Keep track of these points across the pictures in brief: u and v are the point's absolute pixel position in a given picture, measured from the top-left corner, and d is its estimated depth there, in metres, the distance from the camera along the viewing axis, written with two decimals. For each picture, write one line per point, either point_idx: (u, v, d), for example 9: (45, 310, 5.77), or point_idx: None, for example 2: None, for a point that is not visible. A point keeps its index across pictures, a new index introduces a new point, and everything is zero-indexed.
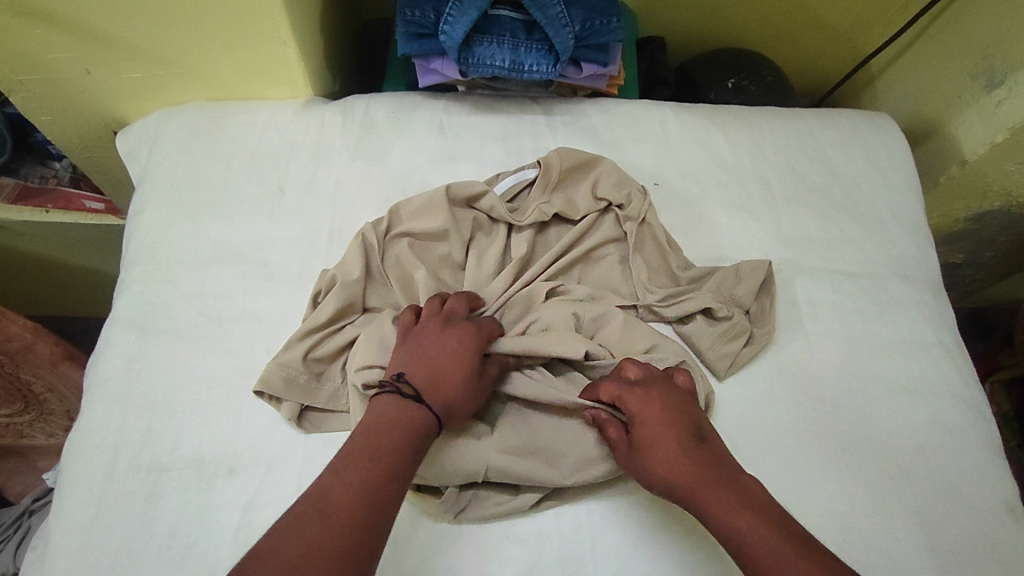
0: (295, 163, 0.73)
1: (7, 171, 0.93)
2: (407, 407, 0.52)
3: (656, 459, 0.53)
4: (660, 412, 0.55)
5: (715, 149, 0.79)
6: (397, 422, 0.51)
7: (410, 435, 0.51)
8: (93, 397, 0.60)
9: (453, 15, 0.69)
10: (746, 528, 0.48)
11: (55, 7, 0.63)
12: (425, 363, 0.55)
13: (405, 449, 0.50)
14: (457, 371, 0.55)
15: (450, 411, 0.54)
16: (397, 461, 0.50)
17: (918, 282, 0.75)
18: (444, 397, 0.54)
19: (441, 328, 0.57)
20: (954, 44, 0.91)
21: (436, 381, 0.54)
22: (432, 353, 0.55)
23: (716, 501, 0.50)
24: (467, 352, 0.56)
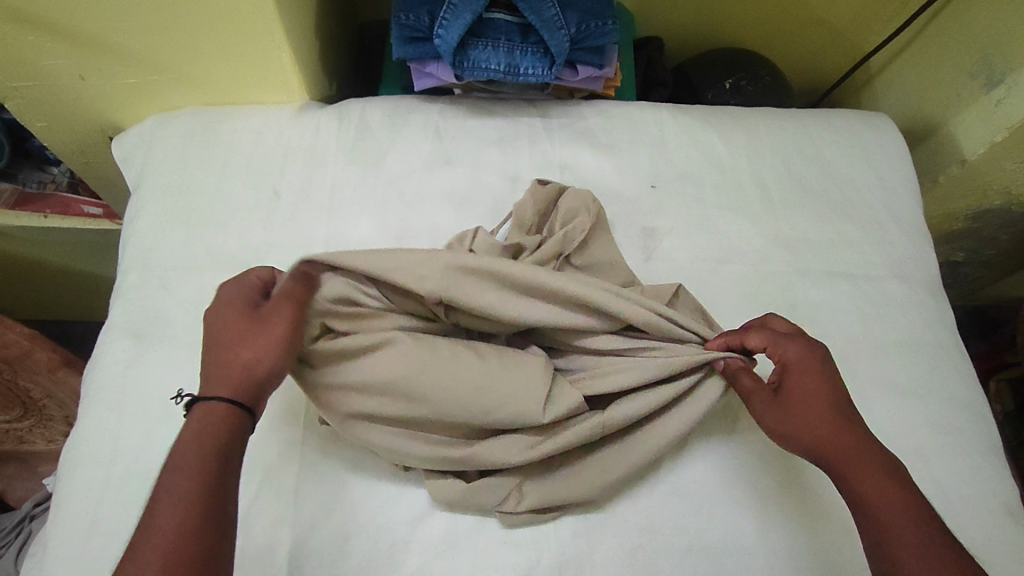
0: (291, 168, 0.73)
1: (4, 177, 0.93)
2: (205, 405, 0.48)
3: (801, 410, 0.54)
4: (806, 372, 0.56)
5: (712, 151, 0.79)
6: (200, 424, 0.47)
7: (216, 423, 0.47)
8: (89, 405, 0.60)
9: (448, 18, 0.69)
10: (883, 492, 0.50)
11: (48, 14, 0.63)
12: (224, 352, 0.51)
13: (213, 441, 0.47)
14: (245, 348, 0.51)
15: (261, 390, 0.50)
16: (209, 457, 0.46)
17: (917, 282, 0.75)
18: (240, 376, 0.50)
19: (227, 303, 0.54)
20: (952, 43, 0.90)
21: (235, 364, 0.50)
22: (235, 337, 0.51)
23: (856, 464, 0.51)
24: (262, 317, 0.52)
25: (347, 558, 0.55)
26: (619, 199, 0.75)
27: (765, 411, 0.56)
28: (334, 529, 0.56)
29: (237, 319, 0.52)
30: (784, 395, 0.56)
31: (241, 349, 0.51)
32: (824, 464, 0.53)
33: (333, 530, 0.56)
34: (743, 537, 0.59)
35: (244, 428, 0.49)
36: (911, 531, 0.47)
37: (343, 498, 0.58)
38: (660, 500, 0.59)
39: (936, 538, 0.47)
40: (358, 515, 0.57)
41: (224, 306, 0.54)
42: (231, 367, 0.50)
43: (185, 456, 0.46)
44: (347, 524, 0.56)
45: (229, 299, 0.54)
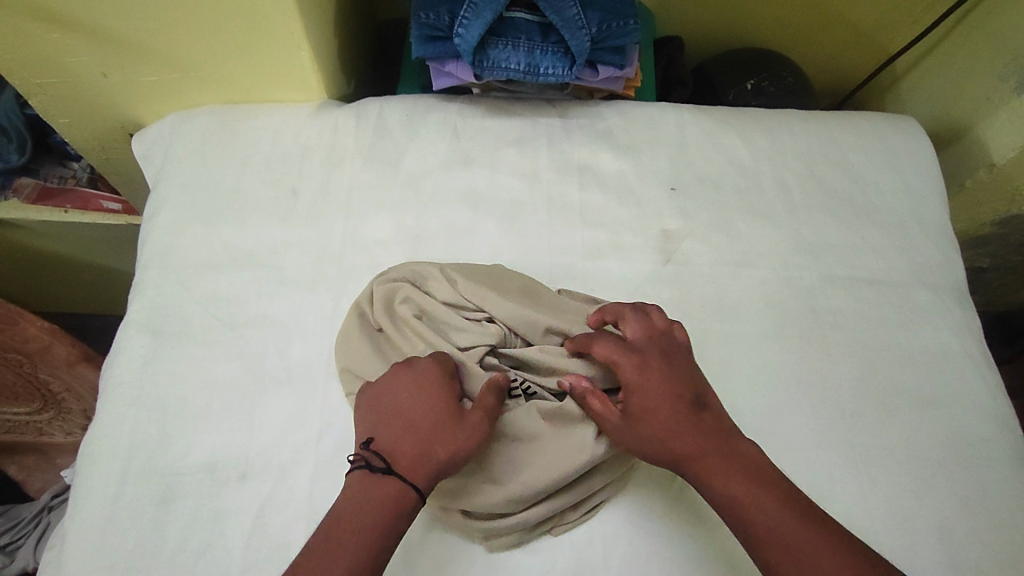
0: (308, 166, 0.73)
1: (27, 172, 0.94)
2: (385, 483, 0.50)
3: (648, 422, 0.52)
4: (655, 386, 0.53)
5: (733, 153, 0.78)
6: (370, 495, 0.49)
7: (382, 516, 0.48)
8: (108, 400, 0.61)
9: (468, 17, 0.68)
10: (743, 497, 0.49)
11: (72, 11, 0.63)
12: (409, 437, 0.52)
13: (377, 528, 0.48)
14: (430, 432, 0.52)
15: (439, 476, 0.51)
16: (374, 526, 0.48)
17: (943, 290, 0.73)
18: (426, 466, 0.50)
19: (420, 387, 0.54)
20: (982, 45, 0.88)
21: (427, 456, 0.51)
22: (417, 423, 0.52)
23: (718, 468, 0.50)
24: (425, 392, 0.54)
25: None
26: (638, 201, 0.74)
27: (615, 429, 0.53)
28: None
29: (438, 416, 0.52)
30: (633, 410, 0.53)
31: (436, 445, 0.51)
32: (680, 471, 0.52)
33: None
34: None
35: (411, 514, 0.49)
36: (776, 531, 0.48)
37: None
38: (678, 506, 0.58)
39: (805, 533, 0.47)
40: None
41: (412, 381, 0.54)
42: (432, 465, 0.51)
43: (343, 534, 0.47)
44: None
45: (423, 378, 0.54)
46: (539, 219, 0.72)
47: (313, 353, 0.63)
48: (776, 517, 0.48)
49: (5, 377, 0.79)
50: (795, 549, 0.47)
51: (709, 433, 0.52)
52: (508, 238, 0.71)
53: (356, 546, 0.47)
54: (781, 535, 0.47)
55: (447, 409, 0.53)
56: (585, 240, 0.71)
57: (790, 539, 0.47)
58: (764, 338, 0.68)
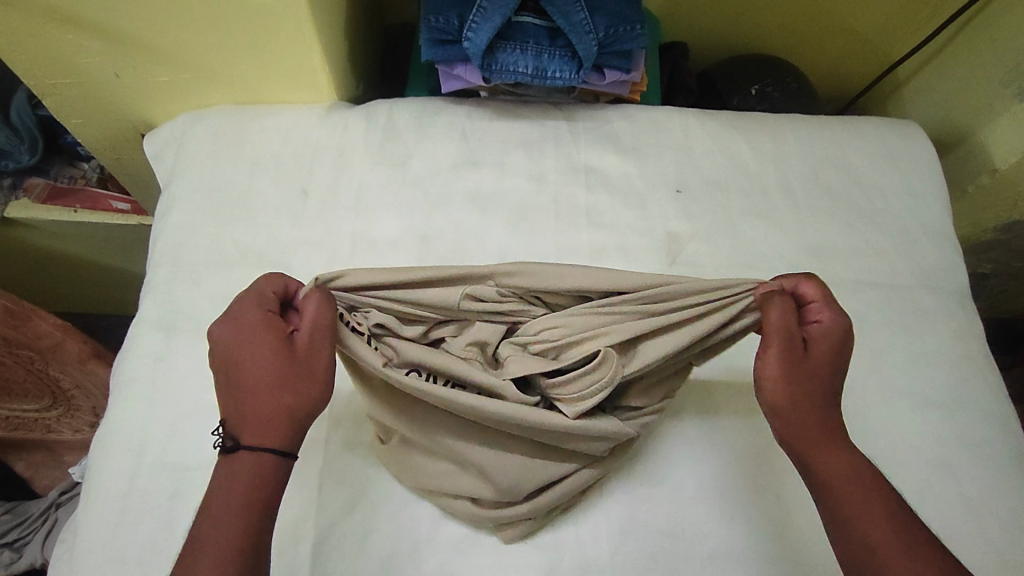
0: (318, 167, 0.74)
1: (37, 171, 0.96)
2: (238, 458, 0.46)
3: (817, 367, 0.51)
4: (825, 349, 0.52)
5: (738, 156, 0.79)
6: (233, 472, 0.46)
7: (250, 484, 0.45)
8: (120, 395, 0.61)
9: (477, 21, 0.69)
10: (854, 476, 0.49)
11: (88, 13, 0.64)
12: (248, 394, 0.47)
13: (242, 499, 0.45)
14: (269, 381, 0.47)
15: (293, 421, 0.47)
16: (244, 504, 0.45)
17: (946, 294, 0.73)
18: (276, 422, 0.47)
19: (247, 335, 0.48)
20: (984, 51, 0.89)
21: (275, 411, 0.47)
22: (249, 375, 0.47)
23: (824, 447, 0.50)
24: (255, 338, 0.48)
25: (369, 553, 0.56)
26: (645, 203, 0.75)
27: (775, 363, 0.51)
28: (357, 524, 0.57)
29: (274, 358, 0.48)
30: (806, 356, 0.51)
31: (280, 396, 0.47)
32: (797, 437, 0.51)
33: (357, 524, 0.57)
34: (766, 544, 0.58)
35: (278, 475, 0.46)
36: (874, 516, 0.47)
37: (366, 493, 0.58)
38: (682, 506, 0.59)
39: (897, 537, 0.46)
40: (380, 511, 0.57)
41: (237, 334, 0.48)
42: (284, 416, 0.47)
43: (217, 512, 0.44)
44: (371, 519, 0.57)
45: (240, 328, 0.48)
46: (546, 220, 0.73)
47: None
48: (875, 513, 0.47)
49: (15, 374, 0.79)
50: (878, 544, 0.46)
51: (835, 418, 0.51)
52: (516, 239, 0.72)
53: (237, 523, 0.44)
54: (866, 528, 0.46)
55: (276, 347, 0.48)
56: (591, 242, 0.72)
57: (895, 528, 0.46)
58: None
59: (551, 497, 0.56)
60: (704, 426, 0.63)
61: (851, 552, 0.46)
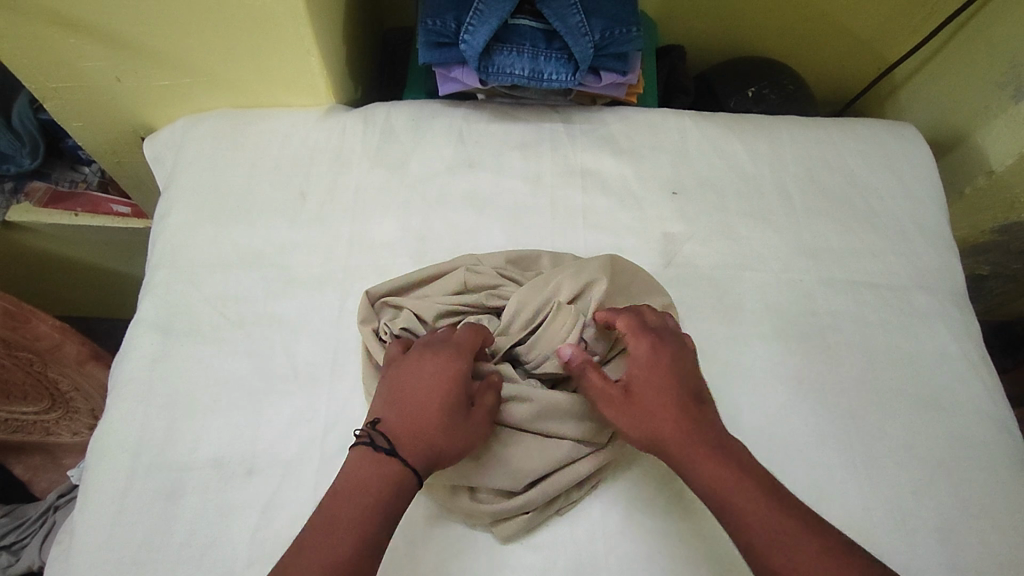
0: (316, 170, 0.74)
1: (39, 175, 0.96)
2: (382, 466, 0.49)
3: (643, 402, 0.53)
4: (650, 374, 0.54)
5: (735, 158, 0.79)
6: (372, 477, 0.49)
7: (384, 496, 0.48)
8: (118, 396, 0.62)
9: (473, 24, 0.70)
10: (728, 487, 0.49)
11: (88, 17, 0.65)
12: (414, 417, 0.52)
13: (380, 509, 0.48)
14: (437, 418, 0.52)
15: (436, 460, 0.51)
16: (371, 510, 0.48)
17: (943, 294, 0.74)
18: (427, 456, 0.51)
19: (439, 377, 0.53)
20: (980, 53, 0.90)
21: (430, 447, 0.51)
22: (420, 404, 0.52)
23: (696, 453, 0.51)
24: (449, 384, 0.53)
25: None
26: (641, 205, 0.75)
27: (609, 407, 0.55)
28: None
29: (454, 405, 0.52)
30: (636, 382, 0.54)
31: (440, 435, 0.51)
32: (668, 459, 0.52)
33: None
34: None
35: (408, 498, 0.50)
36: (762, 523, 0.47)
37: None
38: (679, 506, 0.59)
39: (778, 526, 0.47)
40: None
41: (427, 371, 0.54)
42: (433, 456, 0.51)
43: (346, 509, 0.47)
44: None
45: (437, 374, 0.53)
46: (542, 222, 0.73)
47: (320, 351, 0.64)
48: (758, 509, 0.48)
49: (14, 376, 0.80)
50: (765, 550, 0.46)
51: (698, 424, 0.52)
52: (512, 240, 0.72)
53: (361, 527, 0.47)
54: (749, 523, 0.47)
55: (458, 403, 0.53)
56: (587, 243, 0.72)
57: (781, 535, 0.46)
58: (766, 340, 0.69)
59: (552, 487, 0.56)
60: None
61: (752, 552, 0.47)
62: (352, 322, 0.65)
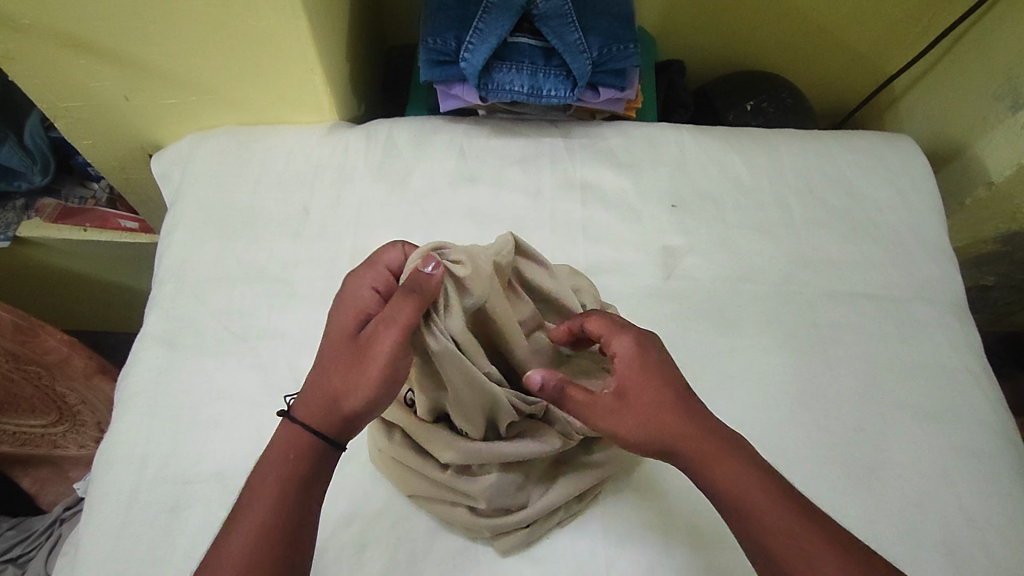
0: (320, 186, 0.75)
1: (49, 192, 0.99)
2: (289, 429, 0.50)
3: (638, 400, 0.51)
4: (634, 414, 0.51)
5: (733, 171, 0.80)
6: (284, 434, 0.50)
7: (290, 449, 0.49)
8: (123, 409, 0.62)
9: (474, 43, 0.72)
10: (744, 487, 0.48)
11: (99, 39, 0.67)
12: (318, 370, 0.51)
13: (282, 474, 0.48)
14: (332, 355, 0.51)
15: (337, 395, 0.49)
16: (278, 470, 0.48)
17: (943, 305, 0.74)
18: (330, 404, 0.49)
19: (341, 313, 0.53)
20: (978, 66, 0.90)
21: (331, 394, 0.50)
22: (325, 345, 0.52)
23: (718, 459, 0.49)
24: (345, 318, 0.52)
25: (367, 566, 0.56)
26: (640, 217, 0.76)
27: (610, 417, 0.51)
28: (354, 537, 0.57)
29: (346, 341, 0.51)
30: (622, 401, 0.51)
31: (340, 378, 0.50)
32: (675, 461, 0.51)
33: (355, 537, 0.57)
34: None
35: (317, 449, 0.49)
36: (778, 522, 0.47)
37: (365, 506, 0.58)
38: (679, 519, 0.59)
39: (803, 533, 0.46)
40: (379, 523, 0.58)
41: (333, 320, 0.53)
42: (338, 401, 0.49)
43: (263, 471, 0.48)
44: (369, 533, 0.57)
45: (340, 307, 0.53)
46: (543, 236, 0.74)
47: None
48: (770, 512, 0.47)
49: (23, 390, 0.81)
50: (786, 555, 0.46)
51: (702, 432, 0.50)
52: None
53: (276, 494, 0.47)
54: (758, 519, 0.47)
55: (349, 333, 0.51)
56: (587, 255, 0.73)
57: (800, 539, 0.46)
58: (765, 352, 0.69)
59: (552, 500, 0.57)
60: None
61: (760, 551, 0.47)
62: None
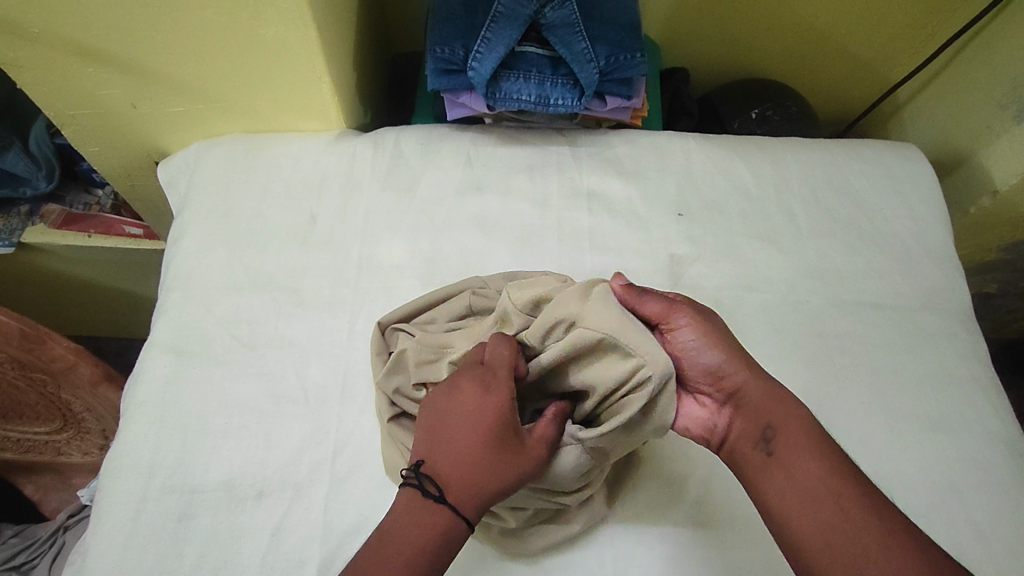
0: (327, 194, 0.75)
1: (54, 198, 0.98)
2: (436, 512, 0.50)
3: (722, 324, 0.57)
4: (707, 333, 0.54)
5: (739, 179, 0.80)
6: (427, 521, 0.49)
7: (438, 539, 0.49)
8: (131, 417, 0.62)
9: (481, 52, 0.72)
10: (800, 430, 0.51)
11: (109, 49, 0.67)
12: (463, 460, 0.51)
13: (434, 553, 0.48)
14: (486, 459, 0.51)
15: (489, 496, 0.51)
16: (423, 558, 0.48)
17: (949, 314, 0.74)
18: (477, 497, 0.50)
19: (484, 411, 0.52)
20: (981, 76, 0.91)
21: (483, 490, 0.50)
22: (471, 439, 0.51)
23: (773, 400, 0.53)
24: (494, 418, 0.51)
25: None
26: (648, 225, 0.76)
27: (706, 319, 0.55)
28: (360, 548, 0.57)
29: (500, 444, 0.51)
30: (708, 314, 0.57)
31: (496, 477, 0.51)
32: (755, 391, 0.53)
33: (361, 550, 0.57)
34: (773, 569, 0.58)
35: (460, 541, 0.50)
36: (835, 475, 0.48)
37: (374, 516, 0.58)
38: (686, 528, 0.59)
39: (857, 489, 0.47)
40: None
41: (480, 414, 0.52)
42: (487, 497, 0.51)
43: (402, 553, 0.48)
44: None
45: (482, 403, 0.52)
46: (549, 244, 0.74)
47: (330, 373, 0.65)
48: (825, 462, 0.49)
49: (28, 397, 0.80)
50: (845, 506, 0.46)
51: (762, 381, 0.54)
52: (520, 263, 0.73)
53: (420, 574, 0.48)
54: (820, 479, 0.48)
55: (507, 440, 0.51)
56: (595, 264, 0.73)
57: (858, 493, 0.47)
58: (772, 361, 0.69)
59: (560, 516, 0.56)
60: (708, 449, 0.63)
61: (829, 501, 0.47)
62: (362, 344, 0.66)
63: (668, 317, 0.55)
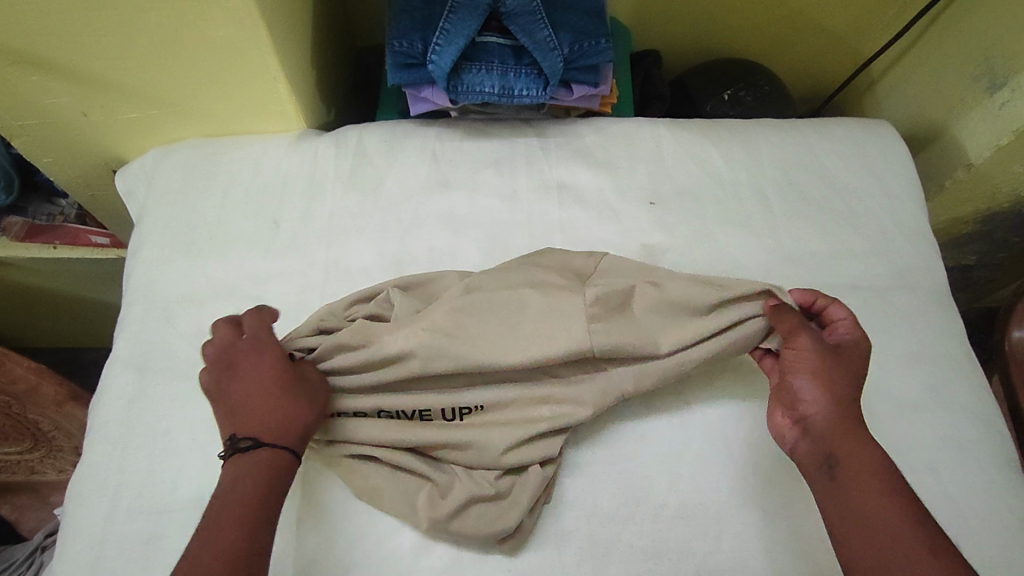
0: (289, 198, 0.73)
1: (15, 210, 0.95)
2: (257, 454, 0.52)
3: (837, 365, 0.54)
4: (819, 371, 0.53)
5: (710, 164, 0.79)
6: (250, 466, 0.51)
7: (257, 478, 0.51)
8: (95, 439, 0.61)
9: (440, 44, 0.70)
10: (874, 466, 0.50)
11: (51, 55, 0.64)
12: (274, 407, 0.54)
13: (254, 491, 0.50)
14: (287, 401, 0.54)
15: (297, 433, 0.54)
16: (244, 500, 0.50)
17: (924, 293, 0.73)
18: (288, 434, 0.53)
19: (257, 365, 0.55)
20: (952, 48, 0.90)
21: (293, 434, 0.54)
22: (256, 388, 0.54)
23: (847, 436, 0.51)
24: (271, 366, 0.56)
25: None
26: (618, 215, 0.75)
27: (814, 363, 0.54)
28: (336, 558, 0.56)
29: (274, 386, 0.55)
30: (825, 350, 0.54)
31: (298, 417, 0.54)
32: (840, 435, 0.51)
33: (336, 561, 0.56)
34: (754, 561, 0.57)
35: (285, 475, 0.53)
36: (889, 504, 0.48)
37: (344, 529, 0.57)
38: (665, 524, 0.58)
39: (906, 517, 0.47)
40: (360, 542, 0.57)
41: (256, 373, 0.55)
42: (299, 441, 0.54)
43: (229, 499, 0.50)
44: (351, 553, 0.56)
45: (258, 362, 0.56)
46: (519, 240, 0.72)
47: None
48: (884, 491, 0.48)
49: None
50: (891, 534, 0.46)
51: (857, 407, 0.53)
52: (490, 260, 0.71)
53: (238, 517, 0.49)
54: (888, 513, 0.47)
55: (273, 385, 0.55)
56: None
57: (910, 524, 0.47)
58: None
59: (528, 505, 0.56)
60: (686, 434, 0.62)
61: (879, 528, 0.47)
62: None
63: (792, 337, 0.55)
